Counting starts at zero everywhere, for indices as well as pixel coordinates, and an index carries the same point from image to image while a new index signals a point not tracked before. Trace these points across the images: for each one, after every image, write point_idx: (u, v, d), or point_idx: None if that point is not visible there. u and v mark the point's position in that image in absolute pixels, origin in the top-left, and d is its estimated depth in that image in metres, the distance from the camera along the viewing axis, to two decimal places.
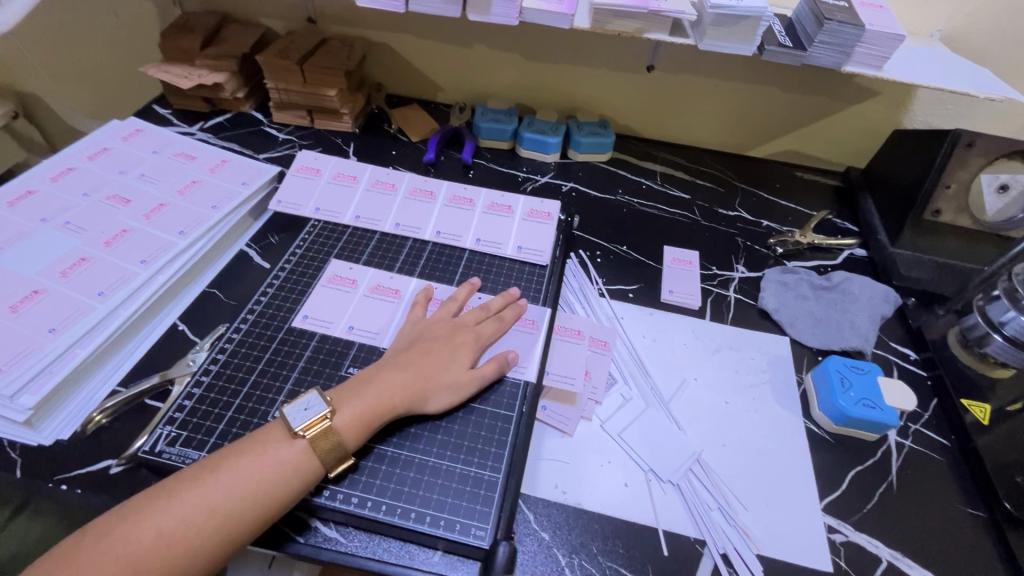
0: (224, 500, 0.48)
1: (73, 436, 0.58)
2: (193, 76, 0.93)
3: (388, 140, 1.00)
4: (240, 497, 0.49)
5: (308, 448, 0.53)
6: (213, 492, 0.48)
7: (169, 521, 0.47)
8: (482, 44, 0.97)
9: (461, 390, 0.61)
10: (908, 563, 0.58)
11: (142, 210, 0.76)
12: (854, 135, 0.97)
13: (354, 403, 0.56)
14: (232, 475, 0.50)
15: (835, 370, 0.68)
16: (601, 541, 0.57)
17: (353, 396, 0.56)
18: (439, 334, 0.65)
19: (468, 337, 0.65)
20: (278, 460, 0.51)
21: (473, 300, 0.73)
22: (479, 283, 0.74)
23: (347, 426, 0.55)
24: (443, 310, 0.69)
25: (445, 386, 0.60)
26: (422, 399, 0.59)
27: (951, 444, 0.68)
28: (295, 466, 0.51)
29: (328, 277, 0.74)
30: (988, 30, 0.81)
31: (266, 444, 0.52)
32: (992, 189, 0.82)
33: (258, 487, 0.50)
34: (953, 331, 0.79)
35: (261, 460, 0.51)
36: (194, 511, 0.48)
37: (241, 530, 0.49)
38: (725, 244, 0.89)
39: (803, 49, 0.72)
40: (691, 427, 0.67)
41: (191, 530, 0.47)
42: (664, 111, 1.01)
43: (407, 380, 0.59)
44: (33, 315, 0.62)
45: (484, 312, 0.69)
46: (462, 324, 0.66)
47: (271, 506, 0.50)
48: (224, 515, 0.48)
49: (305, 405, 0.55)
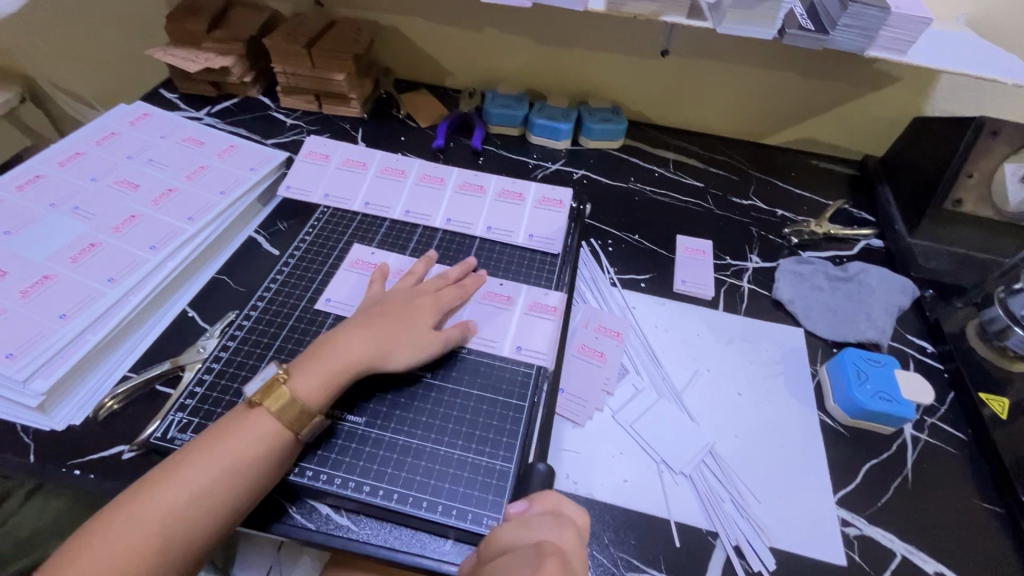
0: (193, 480, 0.48)
1: (85, 421, 0.58)
2: (201, 59, 0.91)
3: (396, 125, 0.99)
4: (213, 475, 0.49)
5: (268, 415, 0.53)
6: (183, 472, 0.49)
7: (146, 507, 0.47)
8: (493, 28, 0.95)
9: (423, 346, 0.61)
10: (922, 558, 0.57)
11: (150, 195, 0.76)
12: (872, 123, 0.95)
13: (312, 366, 0.56)
14: (203, 456, 0.50)
15: (851, 362, 0.67)
16: (612, 532, 0.57)
17: (311, 361, 0.56)
18: (399, 297, 0.65)
19: (429, 300, 0.65)
20: (243, 434, 0.51)
21: (433, 271, 0.73)
22: (438, 255, 0.74)
23: (306, 390, 0.54)
24: (403, 281, 0.68)
25: (406, 345, 0.60)
26: (381, 358, 0.59)
27: (967, 438, 0.67)
28: (259, 437, 0.51)
29: (351, 261, 0.74)
30: (1017, 13, 0.78)
31: (232, 421, 0.53)
32: (1016, 179, 0.78)
33: (230, 461, 0.50)
34: (971, 324, 0.77)
35: (225, 435, 0.51)
36: (170, 496, 0.48)
37: (222, 507, 0.49)
38: (738, 234, 0.88)
39: (826, 32, 0.69)
40: (704, 418, 0.66)
41: (165, 511, 0.47)
42: (677, 96, 0.99)
43: (366, 341, 0.59)
44: (44, 300, 0.62)
45: (445, 280, 0.69)
46: (423, 292, 0.66)
47: (239, 479, 0.49)
48: (195, 493, 0.48)
49: (262, 377, 0.55)
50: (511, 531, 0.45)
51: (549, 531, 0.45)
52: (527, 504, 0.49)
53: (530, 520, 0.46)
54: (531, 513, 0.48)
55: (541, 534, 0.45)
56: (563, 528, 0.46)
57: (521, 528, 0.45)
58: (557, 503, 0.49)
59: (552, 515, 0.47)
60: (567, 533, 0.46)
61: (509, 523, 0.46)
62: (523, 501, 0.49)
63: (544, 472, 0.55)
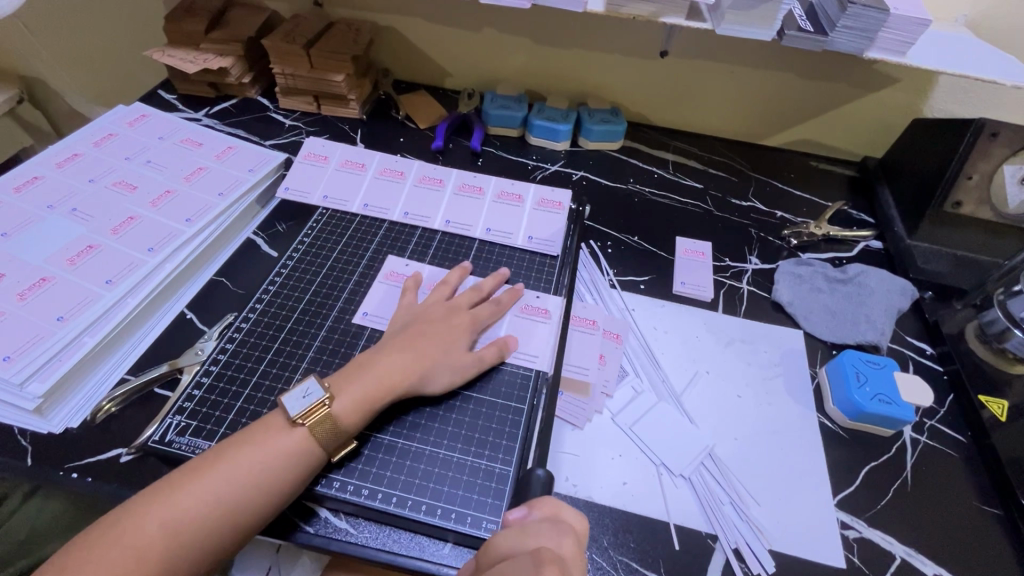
0: (226, 492, 0.48)
1: (83, 424, 0.58)
2: (199, 60, 0.91)
3: (396, 126, 0.99)
4: (241, 488, 0.49)
5: (308, 435, 0.52)
6: (216, 483, 0.48)
7: (171, 513, 0.47)
8: (492, 29, 0.95)
9: (460, 371, 0.61)
10: (922, 560, 0.57)
11: (149, 197, 0.75)
12: (871, 125, 0.95)
13: (353, 386, 0.55)
14: (233, 467, 0.49)
15: (851, 364, 0.67)
16: (612, 535, 0.56)
17: (350, 380, 0.56)
18: (435, 316, 0.64)
19: (465, 320, 0.64)
20: (279, 450, 0.51)
21: (465, 283, 0.72)
22: (471, 266, 0.74)
23: (346, 411, 0.54)
24: (436, 294, 0.67)
25: (445, 369, 0.60)
26: (420, 381, 0.58)
27: (967, 440, 0.67)
28: (296, 455, 0.51)
29: (386, 273, 0.73)
30: (1016, 14, 0.78)
31: (267, 432, 0.52)
32: (1015, 180, 0.78)
33: (261, 476, 0.49)
34: (970, 326, 0.77)
35: (262, 448, 0.51)
36: (196, 504, 0.47)
37: (245, 520, 0.49)
38: (738, 235, 0.88)
39: (824, 33, 0.69)
40: (703, 420, 0.66)
41: (195, 521, 0.47)
42: (677, 97, 0.99)
43: (407, 363, 0.58)
44: (42, 303, 0.62)
45: (478, 294, 0.68)
46: (457, 307, 0.66)
47: (273, 496, 0.50)
48: (226, 505, 0.48)
49: (303, 392, 0.54)
50: (509, 539, 0.45)
51: (548, 538, 0.45)
52: (526, 510, 0.48)
53: (529, 526, 0.46)
54: (530, 519, 0.47)
55: (539, 541, 0.44)
56: (562, 535, 0.45)
57: (520, 535, 0.45)
58: (557, 509, 0.48)
59: (552, 521, 0.47)
60: (565, 539, 0.45)
61: (508, 531, 0.46)
62: (522, 507, 0.48)
63: (544, 478, 0.53)
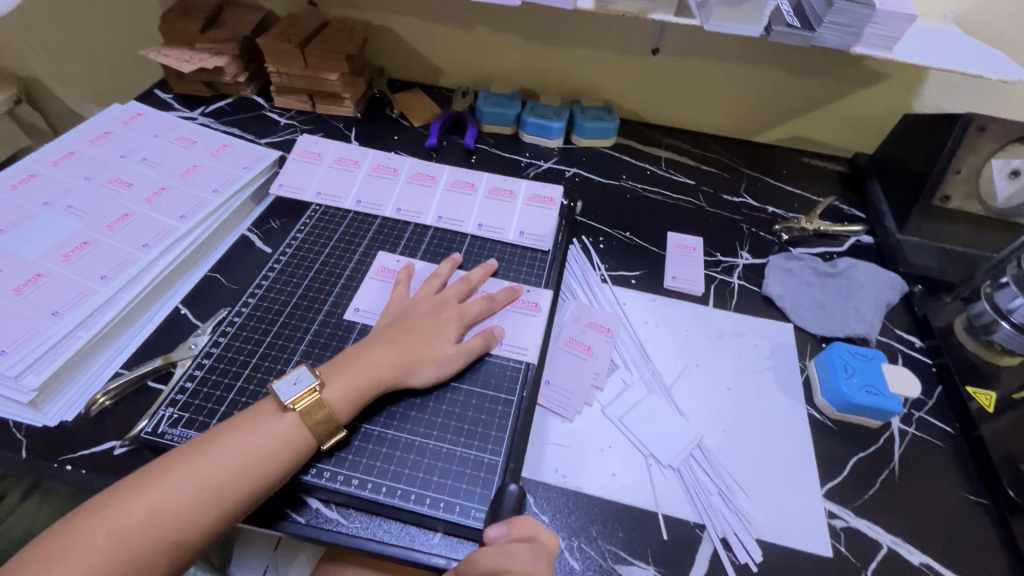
0: (215, 475, 0.49)
1: (77, 417, 0.59)
2: (194, 59, 0.92)
3: (389, 124, 1.00)
4: (232, 471, 0.49)
5: (299, 420, 0.53)
6: (205, 467, 0.49)
7: (162, 497, 0.47)
8: (485, 27, 0.96)
9: (448, 364, 0.61)
10: (908, 549, 0.58)
11: (143, 194, 0.76)
12: (861, 122, 0.96)
13: (344, 377, 0.56)
14: (224, 452, 0.50)
15: (839, 355, 0.68)
16: (601, 525, 0.57)
17: (340, 371, 0.57)
18: (424, 310, 0.65)
19: (453, 313, 0.65)
20: (269, 435, 0.51)
21: (455, 275, 0.73)
22: (461, 258, 0.75)
23: (338, 400, 0.55)
24: (426, 287, 0.69)
25: (431, 360, 0.60)
26: (408, 372, 0.59)
27: (955, 431, 0.67)
28: (286, 439, 0.52)
29: (377, 269, 0.73)
30: (1003, 9, 0.78)
31: (258, 418, 0.53)
32: (1003, 174, 0.78)
33: (251, 461, 0.50)
34: (959, 318, 0.78)
35: (251, 433, 0.51)
36: (187, 487, 0.48)
37: (232, 504, 0.49)
38: (729, 230, 0.89)
39: (811, 30, 0.70)
40: (692, 411, 0.67)
41: (183, 504, 0.47)
42: (669, 96, 0.99)
43: (395, 356, 0.59)
44: (36, 297, 0.63)
45: (467, 285, 0.69)
46: (446, 300, 0.66)
47: (261, 480, 0.50)
48: (214, 488, 0.48)
49: (294, 380, 0.55)
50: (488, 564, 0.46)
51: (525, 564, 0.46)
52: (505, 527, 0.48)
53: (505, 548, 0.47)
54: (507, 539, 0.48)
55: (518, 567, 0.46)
56: (538, 559, 0.47)
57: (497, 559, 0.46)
58: (532, 529, 0.49)
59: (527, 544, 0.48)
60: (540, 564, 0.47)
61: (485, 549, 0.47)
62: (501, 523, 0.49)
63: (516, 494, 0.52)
